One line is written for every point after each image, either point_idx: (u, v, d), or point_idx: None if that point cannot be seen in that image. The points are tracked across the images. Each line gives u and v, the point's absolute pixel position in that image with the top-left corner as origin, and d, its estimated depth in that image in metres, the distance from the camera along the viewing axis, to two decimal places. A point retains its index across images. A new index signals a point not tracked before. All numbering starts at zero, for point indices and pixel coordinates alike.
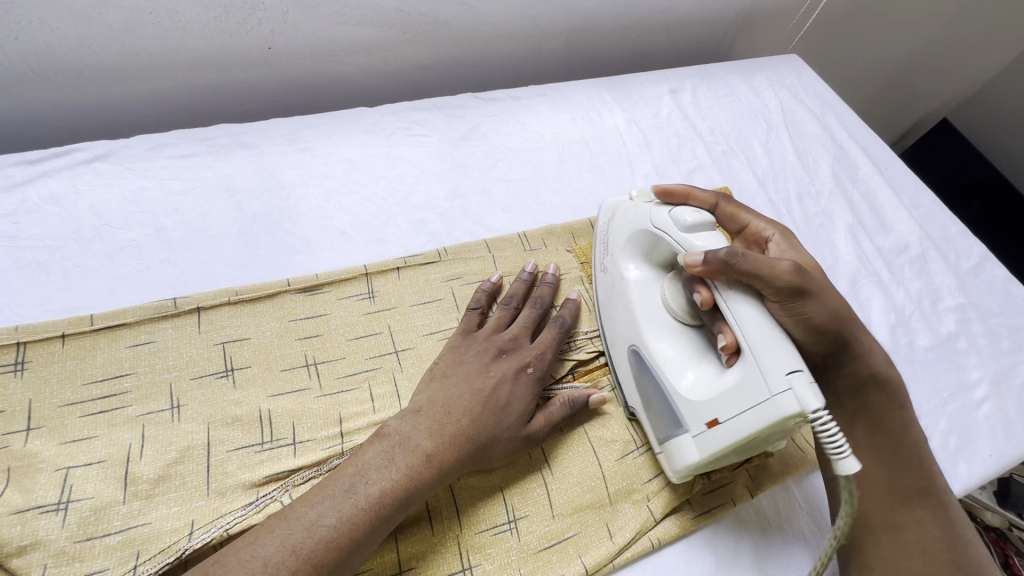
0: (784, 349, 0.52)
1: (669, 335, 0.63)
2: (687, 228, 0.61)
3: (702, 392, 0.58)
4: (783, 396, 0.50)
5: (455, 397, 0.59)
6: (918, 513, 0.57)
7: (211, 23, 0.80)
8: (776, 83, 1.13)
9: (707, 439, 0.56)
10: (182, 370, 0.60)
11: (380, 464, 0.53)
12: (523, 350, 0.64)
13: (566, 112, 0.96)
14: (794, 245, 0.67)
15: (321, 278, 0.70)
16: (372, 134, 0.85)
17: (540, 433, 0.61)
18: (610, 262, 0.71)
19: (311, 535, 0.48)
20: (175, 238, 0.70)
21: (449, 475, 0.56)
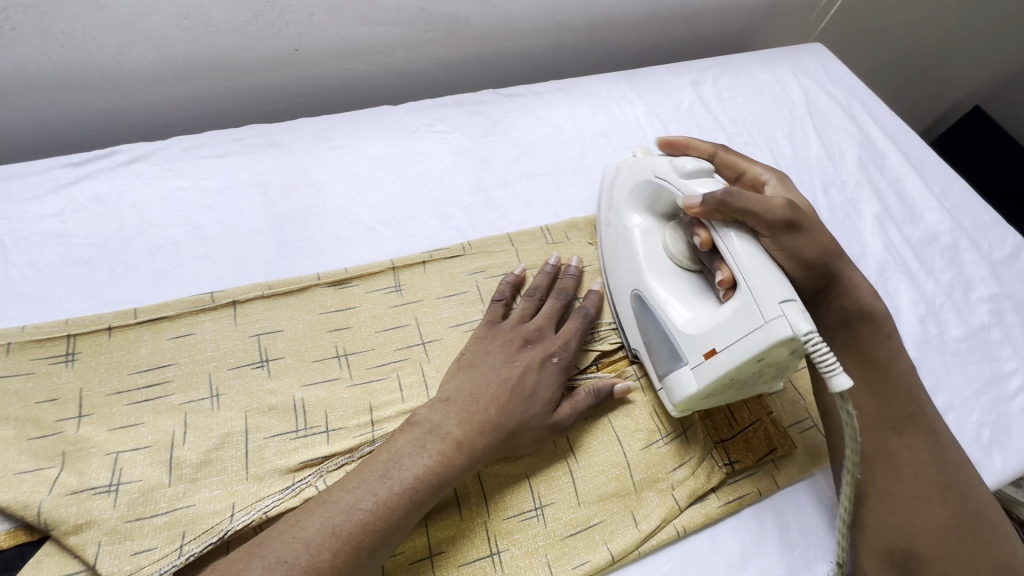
0: (778, 281, 0.54)
1: (670, 277, 0.66)
2: (686, 175, 0.63)
3: (701, 326, 0.60)
4: (777, 321, 0.52)
5: (482, 385, 0.60)
6: (909, 439, 0.60)
7: (241, 26, 0.82)
8: (800, 72, 1.11)
9: (704, 368, 0.58)
10: (221, 360, 0.63)
11: (412, 450, 0.55)
12: (548, 339, 0.65)
13: (587, 107, 0.96)
14: (788, 188, 0.71)
15: (350, 272, 0.72)
16: (397, 132, 0.86)
17: (566, 421, 0.62)
18: (615, 216, 0.74)
19: (349, 519, 0.50)
20: (211, 235, 0.72)
21: (480, 460, 0.57)
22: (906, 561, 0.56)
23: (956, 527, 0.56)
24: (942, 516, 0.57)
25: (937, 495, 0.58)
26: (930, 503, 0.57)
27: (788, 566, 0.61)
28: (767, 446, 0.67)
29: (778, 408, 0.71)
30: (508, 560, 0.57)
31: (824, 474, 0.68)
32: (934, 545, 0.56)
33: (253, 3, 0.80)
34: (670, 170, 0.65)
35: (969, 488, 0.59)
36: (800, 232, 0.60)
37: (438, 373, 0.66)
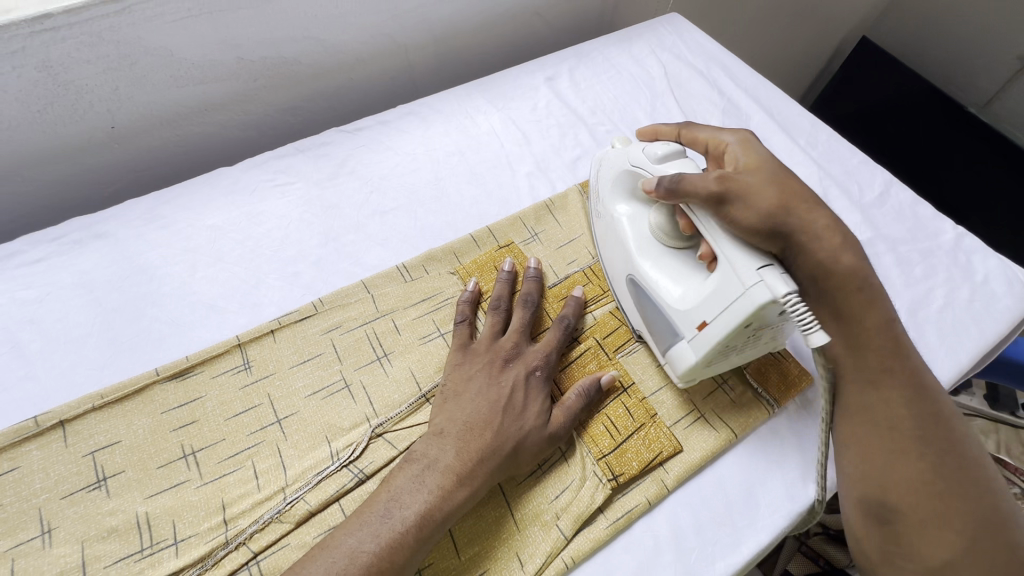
0: (752, 251, 0.56)
1: (661, 262, 0.67)
2: (659, 159, 0.67)
3: (692, 300, 0.61)
4: (754, 287, 0.53)
5: (473, 413, 0.60)
6: (886, 390, 0.57)
7: (36, 117, 0.76)
8: (657, 47, 1.10)
9: (699, 340, 0.60)
10: (51, 491, 0.58)
11: (412, 488, 0.55)
12: (527, 354, 0.66)
13: (439, 126, 0.93)
14: (751, 150, 0.66)
15: (190, 359, 0.67)
16: (235, 194, 0.82)
17: (561, 430, 0.63)
18: (602, 205, 0.77)
19: (354, 564, 0.50)
20: (33, 351, 0.67)
21: (483, 486, 0.57)
22: (882, 513, 0.54)
23: (935, 482, 0.52)
24: (919, 471, 0.53)
25: (915, 450, 0.54)
26: (904, 456, 0.54)
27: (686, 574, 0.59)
28: (650, 450, 0.65)
29: (661, 407, 0.69)
30: None
31: (714, 465, 0.66)
32: (905, 501, 0.52)
33: (41, 90, 0.74)
34: (645, 156, 0.69)
35: (956, 445, 0.54)
36: (738, 203, 0.59)
37: (297, 451, 0.63)
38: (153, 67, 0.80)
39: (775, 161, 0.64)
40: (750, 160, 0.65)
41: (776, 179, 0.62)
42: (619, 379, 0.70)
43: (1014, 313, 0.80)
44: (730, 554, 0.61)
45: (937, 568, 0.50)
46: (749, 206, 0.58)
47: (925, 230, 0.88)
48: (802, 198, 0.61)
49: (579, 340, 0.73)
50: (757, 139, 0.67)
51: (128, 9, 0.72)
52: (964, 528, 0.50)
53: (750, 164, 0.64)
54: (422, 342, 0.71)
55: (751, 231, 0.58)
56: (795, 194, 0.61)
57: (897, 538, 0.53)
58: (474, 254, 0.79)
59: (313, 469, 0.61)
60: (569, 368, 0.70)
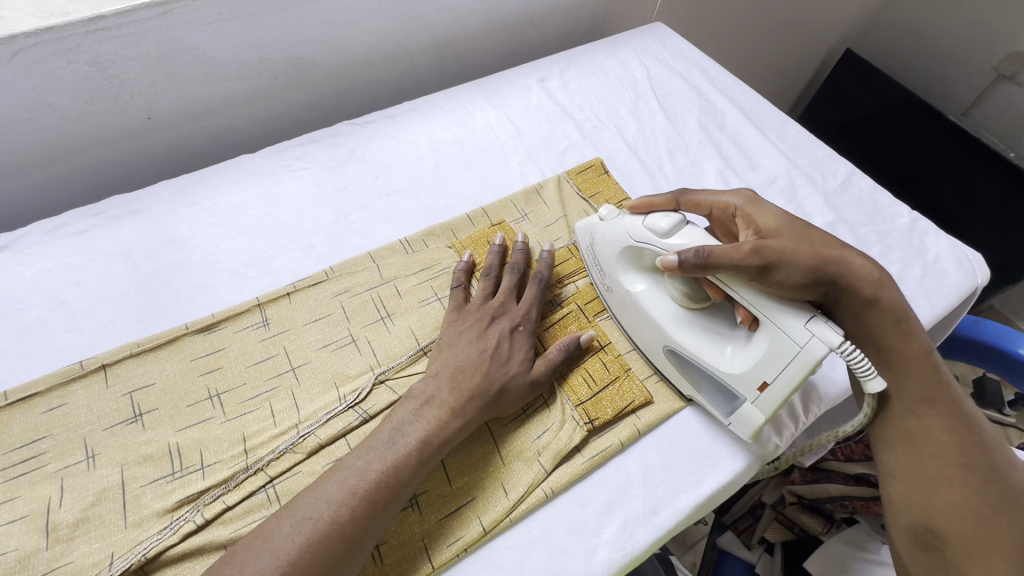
0: (793, 308, 0.61)
1: (695, 326, 0.71)
2: (666, 233, 0.68)
3: (743, 363, 0.65)
4: (811, 343, 0.59)
5: (465, 359, 0.68)
6: (928, 419, 0.64)
7: (84, 107, 0.86)
8: (641, 52, 1.20)
9: (765, 399, 0.64)
10: (94, 424, 0.67)
11: (412, 419, 0.63)
12: (513, 311, 0.74)
13: (440, 120, 1.02)
14: (760, 208, 0.71)
15: (216, 316, 0.76)
16: (255, 177, 0.91)
17: (543, 376, 0.71)
18: (613, 280, 0.78)
19: (363, 479, 0.58)
20: (78, 308, 0.76)
21: (474, 420, 0.65)
22: (929, 539, 0.60)
23: (979, 506, 0.59)
24: (963, 497, 0.59)
25: (958, 478, 0.60)
26: (948, 483, 0.60)
27: (653, 505, 0.66)
28: (624, 399, 0.73)
29: (635, 364, 0.78)
30: (387, 551, 0.61)
31: (682, 415, 0.74)
32: (951, 523, 0.59)
33: (90, 83, 0.84)
34: (648, 232, 0.70)
35: (1000, 473, 0.60)
36: (778, 267, 0.63)
37: (309, 395, 0.71)
38: (187, 64, 0.90)
39: (789, 218, 0.69)
40: (768, 220, 0.69)
41: (797, 233, 0.67)
42: (596, 338, 0.78)
43: (962, 288, 0.88)
44: (694, 489, 0.68)
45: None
46: (787, 268, 0.64)
47: (883, 214, 0.96)
48: (825, 245, 0.68)
49: (562, 305, 0.81)
50: (761, 196, 0.72)
51: (169, 13, 0.82)
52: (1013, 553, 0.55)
53: (768, 224, 0.69)
54: (421, 305, 0.79)
55: (795, 288, 0.64)
56: (821, 245, 0.67)
57: (943, 563, 0.59)
58: (469, 231, 0.88)
59: (323, 409, 0.69)
60: (552, 328, 0.78)
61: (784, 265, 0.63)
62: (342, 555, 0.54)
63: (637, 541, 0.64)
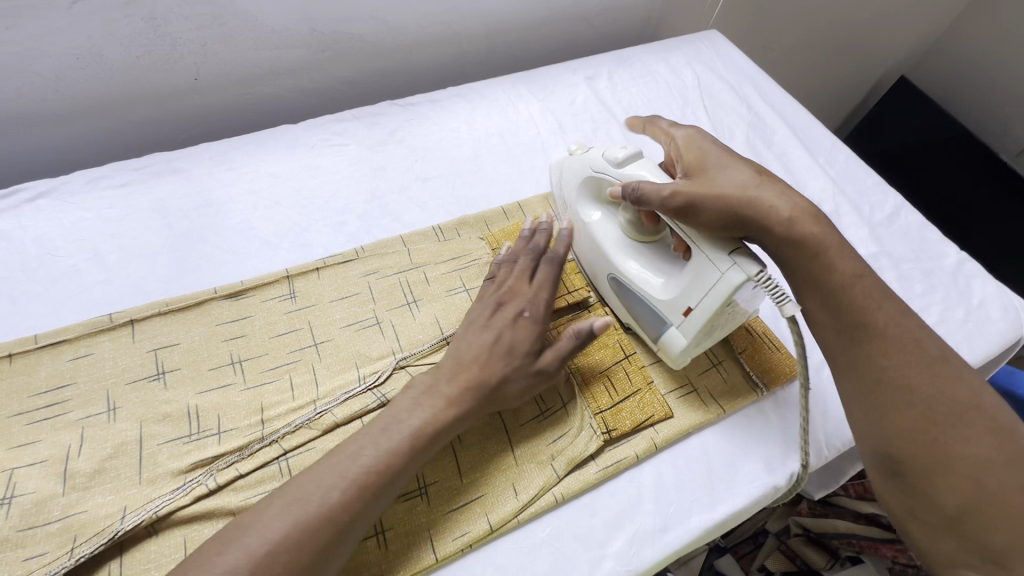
0: (721, 239, 0.64)
1: (640, 258, 0.75)
2: (619, 163, 0.73)
3: (674, 290, 0.69)
4: (730, 271, 0.61)
5: (466, 348, 0.65)
6: (870, 347, 0.60)
7: (134, 61, 0.87)
8: (693, 60, 1.17)
9: (687, 325, 0.68)
10: (118, 377, 0.67)
11: (408, 407, 0.61)
12: (521, 296, 0.69)
13: (483, 109, 1.01)
14: (700, 149, 0.72)
15: (245, 283, 0.76)
16: (295, 148, 0.91)
17: (551, 369, 0.66)
18: (572, 211, 0.82)
19: (353, 464, 0.56)
20: (112, 261, 0.77)
21: (469, 417, 0.63)
22: (892, 467, 0.57)
23: (931, 428, 0.55)
24: (914, 420, 0.56)
25: (906, 402, 0.57)
26: (898, 410, 0.57)
27: (663, 522, 0.65)
28: (644, 412, 0.71)
29: (658, 377, 0.76)
30: (392, 537, 0.61)
31: (700, 434, 0.72)
32: (908, 451, 0.55)
33: (142, 38, 0.84)
34: (606, 162, 0.74)
35: (946, 390, 0.57)
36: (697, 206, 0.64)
37: (330, 372, 0.71)
38: (237, 29, 0.90)
39: (723, 157, 0.70)
40: (700, 158, 0.70)
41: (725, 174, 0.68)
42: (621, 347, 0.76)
43: (1004, 337, 0.84)
44: (705, 511, 0.67)
45: (951, 516, 0.53)
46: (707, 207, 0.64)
47: (929, 252, 0.93)
48: (756, 186, 0.67)
49: (588, 309, 0.80)
50: (707, 136, 0.73)
51: None
52: (971, 472, 0.53)
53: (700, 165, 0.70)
54: (448, 294, 0.79)
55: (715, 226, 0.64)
56: (750, 184, 0.66)
57: (909, 489, 0.56)
58: (502, 224, 0.87)
59: (342, 388, 0.69)
60: None
61: (702, 204, 0.64)
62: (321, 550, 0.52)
63: (643, 558, 0.63)
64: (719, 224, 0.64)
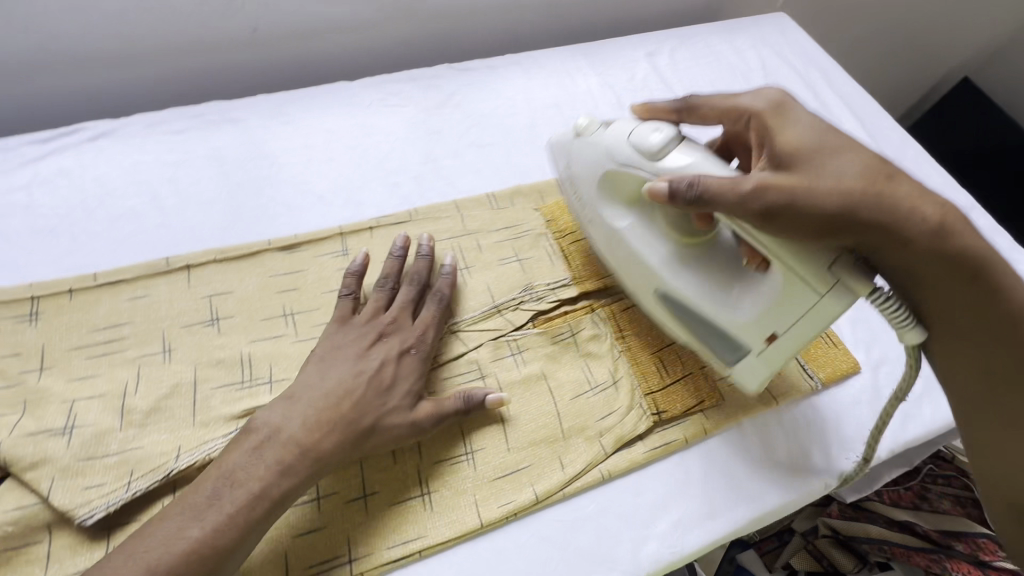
0: (813, 254, 0.54)
1: (692, 268, 0.65)
2: (655, 154, 0.62)
3: (750, 313, 0.61)
4: (833, 293, 0.54)
5: (334, 381, 0.60)
6: (1015, 399, 0.54)
7: (197, 7, 0.86)
8: (759, 42, 1.12)
9: (770, 352, 0.62)
10: (174, 319, 0.68)
11: (246, 460, 0.54)
12: (404, 331, 0.66)
13: (541, 79, 0.98)
14: (788, 130, 0.59)
15: (300, 237, 0.75)
16: (351, 106, 0.90)
17: (427, 420, 0.62)
18: (593, 213, 0.72)
19: (236, 496, 0.52)
20: (169, 205, 0.77)
21: (328, 462, 0.56)
22: (1021, 515, 0.57)
23: None
24: None
25: None
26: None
27: (709, 508, 0.64)
28: (695, 395, 0.70)
29: None
30: (438, 499, 0.61)
31: (752, 423, 0.71)
32: None
33: None
34: (637, 154, 0.64)
35: None
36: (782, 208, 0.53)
37: None
38: None
39: (819, 131, 0.58)
40: (787, 141, 0.58)
41: (828, 159, 0.55)
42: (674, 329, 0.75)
43: None
44: (753, 501, 0.65)
45: None
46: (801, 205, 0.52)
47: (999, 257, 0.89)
48: (875, 174, 0.54)
49: None
50: (800, 111, 0.60)
51: None
52: None
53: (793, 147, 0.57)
54: (499, 263, 0.77)
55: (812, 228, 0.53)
56: (869, 168, 0.54)
57: None
58: (557, 197, 0.85)
59: None
60: (629, 310, 0.76)
61: (793, 202, 0.53)
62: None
63: (688, 542, 0.62)
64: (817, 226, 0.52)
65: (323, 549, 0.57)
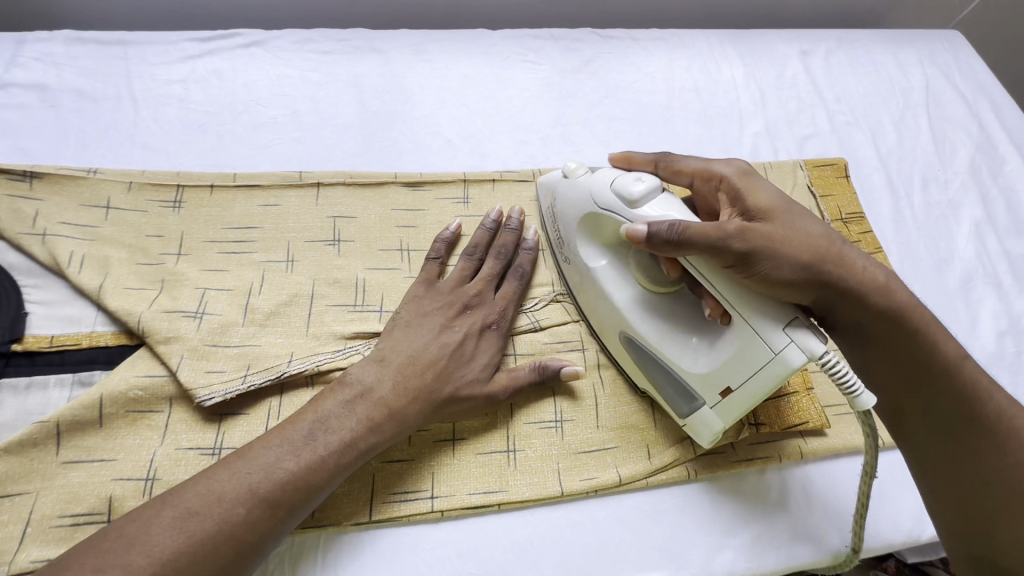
0: (773, 309, 0.51)
1: (659, 312, 0.61)
2: (635, 202, 0.57)
3: (704, 362, 0.57)
4: (787, 350, 0.50)
5: (418, 347, 0.60)
6: (977, 441, 0.50)
7: None
8: (927, 59, 1.02)
9: (726, 406, 0.56)
10: (299, 233, 0.70)
11: (340, 413, 0.55)
12: (486, 306, 0.65)
13: (683, 59, 0.94)
14: (755, 185, 0.58)
15: (425, 177, 0.76)
16: (489, 56, 0.88)
17: (502, 394, 0.61)
18: (569, 249, 0.67)
19: (332, 440, 0.53)
20: (307, 122, 0.79)
21: (411, 426, 0.57)
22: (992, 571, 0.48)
23: None
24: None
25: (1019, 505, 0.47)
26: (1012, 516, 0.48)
27: (793, 532, 0.62)
28: (797, 417, 0.66)
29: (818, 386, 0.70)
30: (522, 459, 0.61)
31: (852, 458, 0.67)
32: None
33: None
34: (617, 199, 0.59)
35: None
36: (762, 259, 0.52)
37: None
38: None
39: (785, 200, 0.57)
40: (759, 201, 0.57)
41: (796, 221, 0.56)
42: None
43: None
44: (840, 537, 0.62)
45: None
46: (777, 259, 0.52)
47: None
48: (828, 239, 0.56)
49: None
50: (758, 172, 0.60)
51: None
52: None
53: (760, 204, 0.57)
54: None
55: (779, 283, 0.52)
56: (827, 233, 0.56)
57: None
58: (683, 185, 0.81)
59: None
60: None
61: (769, 256, 0.52)
62: (283, 512, 0.49)
63: (765, 561, 0.60)
64: (784, 281, 0.52)
65: (408, 479, 0.59)
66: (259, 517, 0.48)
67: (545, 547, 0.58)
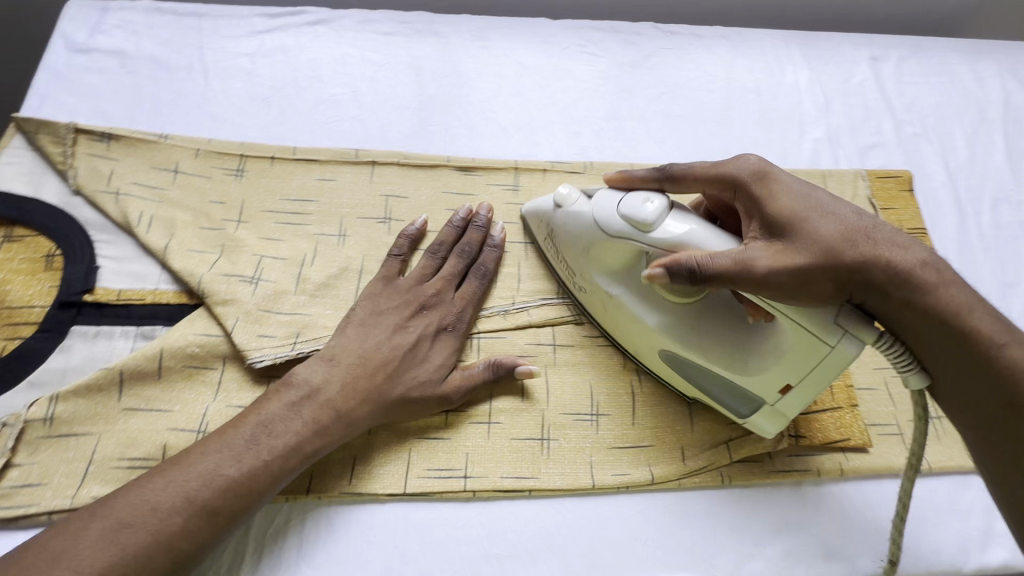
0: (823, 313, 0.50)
1: (694, 327, 0.58)
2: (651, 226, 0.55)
3: (756, 368, 0.56)
4: (845, 343, 0.49)
5: (367, 349, 0.59)
6: None
7: None
8: (1009, 71, 0.96)
9: (787, 402, 0.56)
10: (353, 209, 0.71)
11: (283, 416, 0.54)
12: (443, 306, 0.64)
13: (746, 59, 0.91)
14: (774, 189, 0.54)
15: (477, 162, 0.76)
16: (548, 45, 0.88)
17: (455, 394, 0.60)
18: (580, 278, 0.65)
19: (274, 445, 0.53)
20: (366, 101, 0.80)
21: (360, 426, 0.57)
22: None
23: None
24: None
25: None
26: None
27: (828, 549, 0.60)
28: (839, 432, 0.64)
29: (864, 404, 0.68)
30: (556, 449, 0.62)
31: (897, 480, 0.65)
32: None
33: None
34: (628, 225, 0.57)
35: None
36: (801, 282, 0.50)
37: (535, 273, 0.70)
38: None
39: (803, 196, 0.53)
40: (781, 206, 0.53)
41: (822, 222, 0.52)
42: None
43: None
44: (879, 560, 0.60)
45: None
46: (812, 280, 0.50)
47: None
48: (865, 235, 0.51)
49: None
50: (776, 170, 0.56)
51: None
52: None
53: (781, 211, 0.53)
54: None
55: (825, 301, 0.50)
56: (855, 229, 0.51)
57: None
58: None
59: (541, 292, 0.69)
60: None
61: (804, 280, 0.50)
62: (222, 519, 0.49)
63: None
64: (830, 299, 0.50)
65: (443, 457, 0.60)
66: (195, 524, 0.48)
67: (573, 537, 0.58)
